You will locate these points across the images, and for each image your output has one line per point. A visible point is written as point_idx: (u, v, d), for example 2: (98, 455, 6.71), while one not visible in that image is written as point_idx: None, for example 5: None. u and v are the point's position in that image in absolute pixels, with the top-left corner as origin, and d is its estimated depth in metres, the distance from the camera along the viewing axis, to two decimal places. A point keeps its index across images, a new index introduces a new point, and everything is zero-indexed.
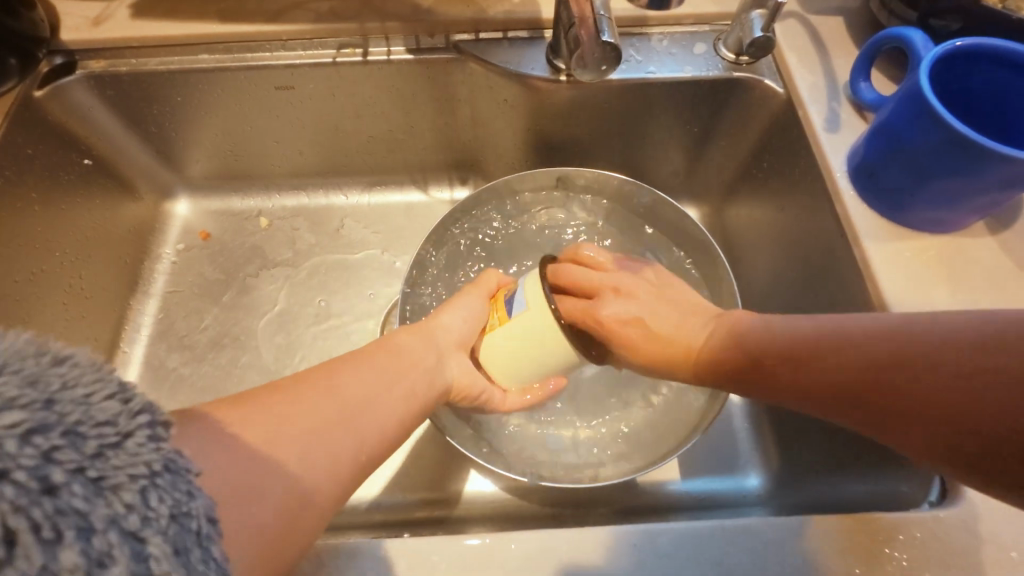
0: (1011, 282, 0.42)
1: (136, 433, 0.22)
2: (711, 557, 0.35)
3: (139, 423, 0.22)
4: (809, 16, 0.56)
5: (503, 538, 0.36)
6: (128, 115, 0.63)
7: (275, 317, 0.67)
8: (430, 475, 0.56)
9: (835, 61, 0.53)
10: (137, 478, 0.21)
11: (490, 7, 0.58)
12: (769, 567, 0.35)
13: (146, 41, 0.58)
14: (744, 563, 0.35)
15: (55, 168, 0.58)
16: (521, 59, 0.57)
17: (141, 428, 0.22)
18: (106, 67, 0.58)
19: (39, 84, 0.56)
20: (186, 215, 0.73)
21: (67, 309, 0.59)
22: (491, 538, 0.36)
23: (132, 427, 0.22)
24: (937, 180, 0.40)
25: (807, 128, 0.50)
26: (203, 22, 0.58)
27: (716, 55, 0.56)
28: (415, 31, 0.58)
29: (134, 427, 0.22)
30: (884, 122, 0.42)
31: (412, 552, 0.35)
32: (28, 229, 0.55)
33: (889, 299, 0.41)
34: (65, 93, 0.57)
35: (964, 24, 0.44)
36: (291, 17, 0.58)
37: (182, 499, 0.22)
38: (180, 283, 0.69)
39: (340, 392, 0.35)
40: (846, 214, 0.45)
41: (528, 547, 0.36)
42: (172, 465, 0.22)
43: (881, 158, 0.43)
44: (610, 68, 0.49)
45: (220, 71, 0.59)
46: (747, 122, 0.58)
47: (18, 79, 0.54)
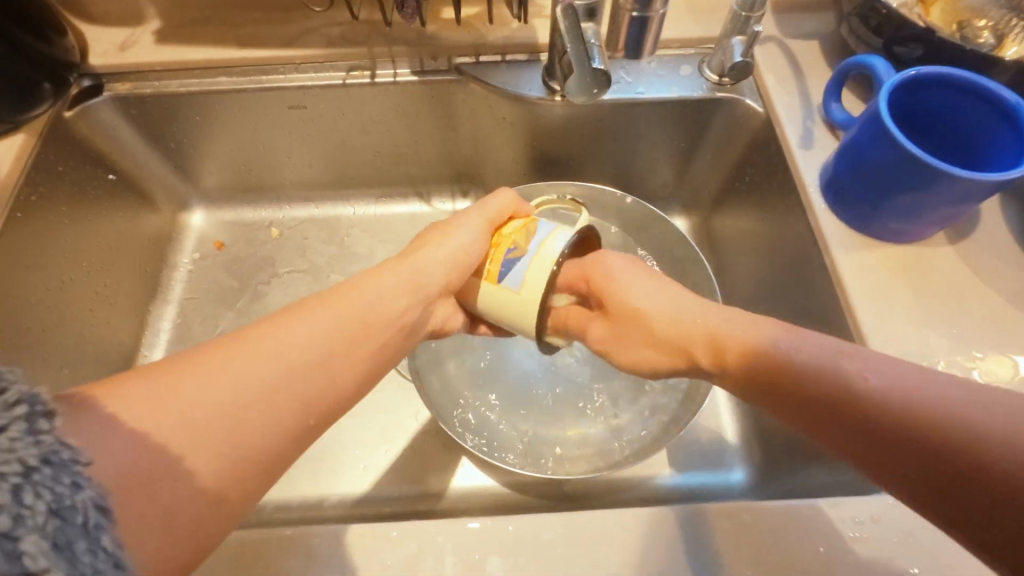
0: (967, 288, 0.45)
1: (10, 428, 0.22)
2: (693, 537, 0.37)
3: (14, 417, 0.22)
4: (788, 40, 0.60)
5: (501, 522, 0.38)
6: (149, 132, 0.66)
7: None
8: (434, 470, 0.60)
9: (811, 83, 0.57)
10: (8, 475, 0.21)
11: (490, 32, 0.62)
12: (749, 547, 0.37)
13: (169, 66, 0.62)
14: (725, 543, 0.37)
15: (83, 183, 0.62)
16: (519, 80, 0.61)
17: (16, 422, 0.22)
18: (131, 88, 0.62)
19: (69, 105, 0.60)
20: (201, 225, 0.77)
21: (94, 315, 0.62)
22: (490, 520, 0.38)
23: (7, 421, 0.22)
24: (897, 195, 0.44)
25: (784, 145, 0.54)
26: (222, 47, 0.62)
27: (701, 76, 0.60)
28: (420, 55, 0.62)
29: (8, 421, 0.22)
30: (849, 141, 0.46)
31: (418, 534, 0.37)
32: (60, 239, 0.58)
33: (856, 304, 0.45)
34: (92, 113, 0.61)
35: (925, 51, 0.48)
36: (305, 42, 0.62)
37: (64, 493, 0.22)
38: (197, 290, 0.73)
39: (271, 354, 0.33)
40: (817, 226, 0.49)
41: (524, 529, 0.38)
42: (52, 458, 0.22)
43: (848, 174, 0.47)
44: (601, 91, 0.52)
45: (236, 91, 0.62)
46: (731, 137, 0.62)
47: (50, 101, 0.58)
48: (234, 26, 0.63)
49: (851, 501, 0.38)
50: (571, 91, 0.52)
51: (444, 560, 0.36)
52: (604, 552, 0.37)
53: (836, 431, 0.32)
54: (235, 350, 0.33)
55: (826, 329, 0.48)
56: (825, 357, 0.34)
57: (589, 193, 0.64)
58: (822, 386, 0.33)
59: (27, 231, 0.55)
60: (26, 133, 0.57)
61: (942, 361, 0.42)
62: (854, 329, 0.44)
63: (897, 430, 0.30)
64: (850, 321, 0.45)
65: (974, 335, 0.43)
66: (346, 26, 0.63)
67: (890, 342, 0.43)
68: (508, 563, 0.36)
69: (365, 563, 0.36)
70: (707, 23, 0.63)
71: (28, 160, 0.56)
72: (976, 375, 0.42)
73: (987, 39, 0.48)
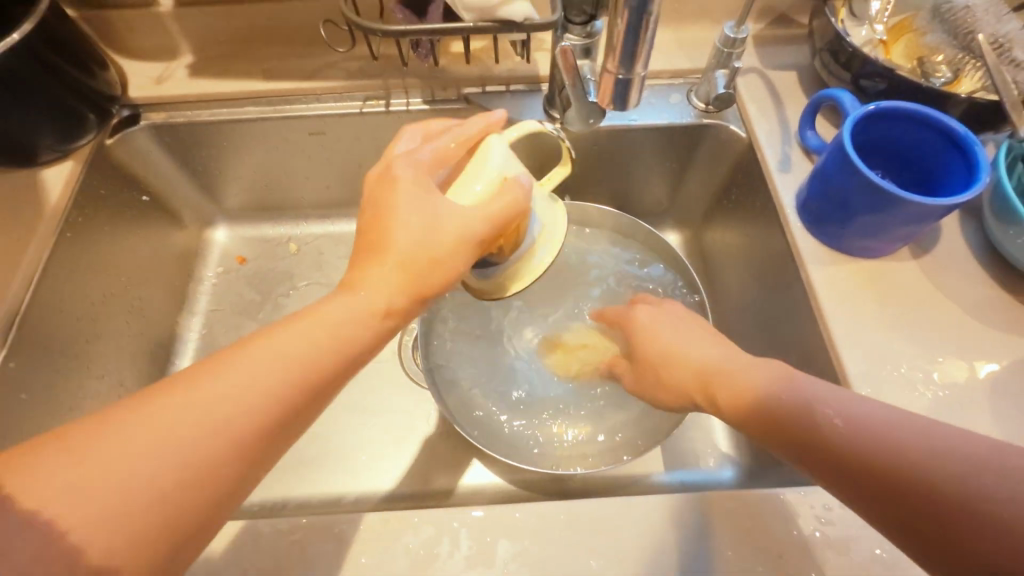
0: (929, 298, 0.50)
1: None
2: (681, 524, 0.41)
3: None
4: (768, 71, 0.65)
5: (510, 509, 0.42)
6: (180, 157, 0.72)
7: None
8: (446, 468, 0.64)
9: (789, 110, 0.62)
10: None
11: (495, 65, 0.68)
12: (732, 533, 0.41)
13: (201, 97, 0.67)
14: (710, 529, 0.41)
15: (121, 204, 0.67)
16: (522, 108, 0.66)
17: None
18: (165, 117, 0.67)
19: (110, 133, 0.65)
20: (223, 241, 0.82)
21: (130, 326, 0.67)
22: (499, 508, 0.42)
23: None
24: (861, 217, 0.49)
25: (765, 168, 0.59)
26: (250, 80, 0.68)
27: (689, 104, 0.66)
28: (431, 86, 0.67)
29: None
30: (821, 175, 0.51)
31: (436, 520, 0.42)
32: (102, 256, 0.64)
33: (829, 314, 0.49)
34: (131, 140, 0.67)
35: (888, 85, 0.53)
36: (326, 75, 0.68)
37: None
38: (221, 302, 0.78)
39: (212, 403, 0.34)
40: (794, 242, 0.54)
41: (530, 516, 0.42)
42: None
43: (819, 197, 0.52)
44: (597, 121, 0.58)
45: (261, 120, 0.68)
46: (718, 160, 0.67)
47: (94, 130, 0.64)
48: (261, 61, 0.69)
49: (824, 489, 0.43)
50: (572, 121, 0.58)
51: (460, 538, 0.41)
52: (598, 537, 0.41)
53: (829, 474, 0.34)
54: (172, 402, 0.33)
55: (804, 336, 0.53)
56: (814, 407, 0.36)
57: (585, 210, 0.70)
58: (812, 432, 0.35)
59: (75, 249, 0.60)
60: (74, 161, 0.62)
61: (906, 365, 0.47)
62: (827, 336, 0.49)
63: (896, 469, 0.32)
64: (822, 329, 0.50)
65: (936, 341, 0.48)
66: (364, 60, 0.69)
67: (859, 348, 0.48)
68: (516, 545, 0.41)
69: (389, 545, 0.41)
70: (693, 55, 0.68)
71: (75, 185, 0.61)
72: (936, 377, 0.46)
73: (944, 72, 0.55)
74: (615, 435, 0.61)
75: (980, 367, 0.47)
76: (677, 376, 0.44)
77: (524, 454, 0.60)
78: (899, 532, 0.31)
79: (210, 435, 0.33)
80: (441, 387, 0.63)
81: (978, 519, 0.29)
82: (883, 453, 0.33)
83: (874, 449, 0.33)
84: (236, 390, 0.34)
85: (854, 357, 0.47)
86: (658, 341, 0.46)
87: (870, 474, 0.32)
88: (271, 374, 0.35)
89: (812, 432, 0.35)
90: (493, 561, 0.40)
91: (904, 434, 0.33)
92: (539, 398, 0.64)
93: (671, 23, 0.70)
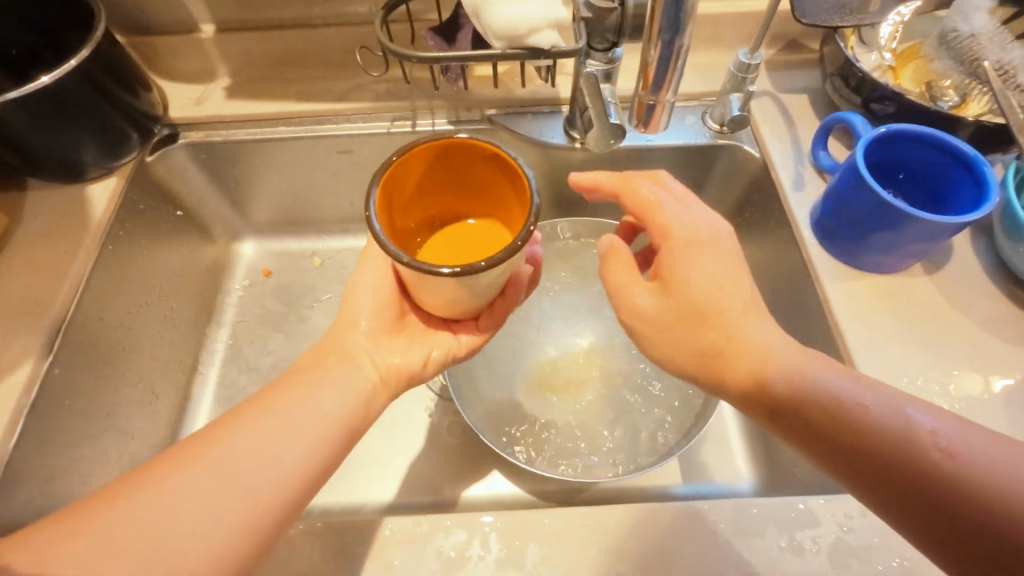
0: (942, 312, 0.52)
1: None
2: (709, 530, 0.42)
3: None
4: (781, 94, 0.68)
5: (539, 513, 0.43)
6: (214, 174, 0.75)
7: None
8: (467, 477, 0.65)
9: (801, 132, 0.65)
10: None
11: (517, 87, 0.71)
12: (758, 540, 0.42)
13: (237, 117, 0.71)
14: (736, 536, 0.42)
15: (158, 218, 0.70)
16: (543, 129, 0.69)
17: None
18: (203, 136, 0.71)
19: (151, 151, 0.69)
20: (250, 255, 0.84)
21: (163, 336, 0.69)
22: (528, 512, 0.43)
23: None
24: (875, 234, 0.51)
25: (779, 187, 0.62)
26: (284, 101, 0.71)
27: (704, 125, 0.68)
28: (456, 107, 0.71)
29: None
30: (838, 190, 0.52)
31: (468, 527, 0.43)
32: (140, 268, 0.66)
33: (845, 328, 0.51)
34: (169, 158, 0.70)
35: (896, 109, 0.56)
36: (356, 97, 0.71)
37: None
38: (247, 314, 0.79)
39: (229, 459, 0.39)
40: (809, 258, 0.56)
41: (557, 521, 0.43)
42: None
43: (833, 214, 0.54)
44: (617, 142, 0.57)
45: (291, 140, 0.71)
46: (733, 179, 0.69)
47: (137, 149, 0.67)
48: (295, 83, 0.73)
49: (847, 498, 0.43)
50: (592, 142, 0.57)
51: (491, 542, 0.42)
52: (626, 543, 0.42)
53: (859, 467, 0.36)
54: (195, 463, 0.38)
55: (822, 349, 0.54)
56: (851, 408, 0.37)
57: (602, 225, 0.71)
58: (849, 430, 0.36)
59: (116, 260, 0.63)
60: (117, 177, 0.65)
61: (922, 378, 0.48)
62: (844, 349, 0.50)
63: (926, 474, 0.34)
64: (839, 342, 0.51)
65: (951, 355, 0.49)
66: (392, 83, 0.72)
67: (876, 361, 0.49)
68: (546, 550, 0.42)
69: (423, 548, 0.42)
70: (708, 79, 0.71)
71: (118, 200, 0.64)
72: (953, 389, 0.47)
73: (951, 97, 0.59)
74: (639, 439, 0.63)
75: (994, 381, 0.48)
76: (719, 343, 0.41)
77: (548, 462, 0.62)
78: (916, 525, 0.34)
79: (231, 484, 0.38)
80: (460, 396, 0.65)
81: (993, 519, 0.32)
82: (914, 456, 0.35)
83: (908, 452, 0.35)
84: (248, 445, 0.40)
85: (871, 370, 0.49)
86: (692, 267, 0.42)
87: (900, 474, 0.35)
88: (279, 430, 0.41)
89: (848, 427, 0.36)
90: (523, 564, 0.41)
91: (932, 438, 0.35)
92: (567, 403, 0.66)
93: None
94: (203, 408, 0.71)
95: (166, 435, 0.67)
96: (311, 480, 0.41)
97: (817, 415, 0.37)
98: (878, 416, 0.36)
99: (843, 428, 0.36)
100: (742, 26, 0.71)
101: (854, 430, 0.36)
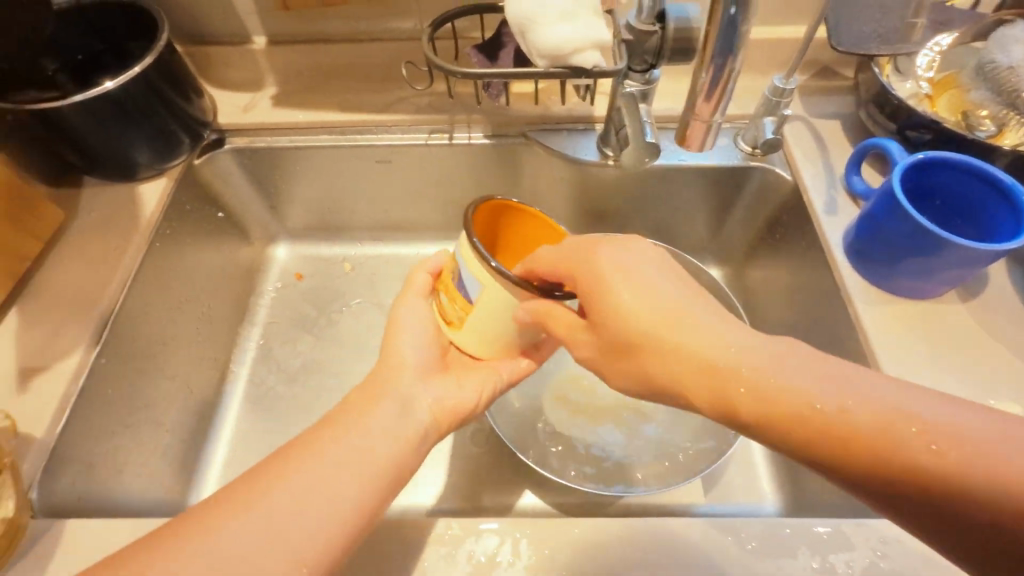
0: (977, 341, 0.52)
1: None
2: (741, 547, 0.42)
3: None
4: (813, 118, 0.69)
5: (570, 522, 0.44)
6: (257, 178, 0.77)
7: (351, 350, 0.78)
8: (490, 486, 0.65)
9: (834, 156, 0.66)
10: None
11: (553, 104, 0.72)
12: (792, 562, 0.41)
13: (282, 125, 0.74)
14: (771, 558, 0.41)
15: (201, 219, 0.72)
16: (577, 146, 0.70)
17: None
18: (248, 142, 0.73)
19: (198, 154, 0.71)
20: (283, 258, 0.86)
21: (199, 333, 0.71)
22: (559, 520, 0.44)
23: None
24: (909, 259, 0.51)
25: (811, 210, 0.62)
26: (327, 111, 0.74)
27: (736, 147, 0.69)
28: (492, 121, 0.73)
29: None
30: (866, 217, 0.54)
31: (497, 532, 0.43)
32: (181, 266, 0.68)
33: (878, 351, 0.51)
34: (216, 162, 0.73)
35: (933, 136, 0.56)
36: (397, 108, 0.74)
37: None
38: (279, 315, 0.81)
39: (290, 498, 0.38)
40: (841, 281, 0.56)
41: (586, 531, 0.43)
42: None
43: (865, 237, 0.54)
44: (651, 160, 0.59)
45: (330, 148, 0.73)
46: (764, 200, 0.70)
47: (186, 152, 0.70)
48: (338, 94, 0.75)
49: (881, 524, 0.43)
50: (628, 162, 0.60)
51: (521, 548, 0.42)
52: (656, 556, 0.42)
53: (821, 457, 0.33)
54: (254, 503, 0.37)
55: None
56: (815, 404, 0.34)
57: None
58: (818, 430, 0.33)
59: (162, 258, 0.65)
60: (166, 177, 0.68)
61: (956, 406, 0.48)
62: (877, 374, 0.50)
63: (906, 466, 0.31)
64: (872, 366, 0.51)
65: (988, 384, 0.49)
66: (432, 96, 0.74)
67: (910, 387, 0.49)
68: (575, 560, 0.42)
69: (453, 551, 0.42)
70: (741, 102, 0.72)
71: (165, 201, 0.67)
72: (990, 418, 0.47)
73: (989, 126, 0.59)
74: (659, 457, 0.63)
75: None
76: (664, 371, 0.39)
77: (570, 474, 0.62)
78: (910, 517, 0.32)
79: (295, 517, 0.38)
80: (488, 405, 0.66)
81: (968, 491, 0.30)
82: (871, 431, 0.32)
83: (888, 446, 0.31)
84: (306, 481, 0.39)
85: None
86: (606, 303, 0.40)
87: (859, 453, 0.32)
88: (336, 470, 0.41)
89: (818, 427, 0.33)
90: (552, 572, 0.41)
91: (885, 410, 0.32)
92: (590, 419, 0.66)
93: None
94: (234, 406, 0.73)
95: (196, 429, 0.68)
96: (348, 477, 0.42)
97: (786, 421, 0.34)
98: (831, 396, 0.34)
99: (817, 429, 0.33)
100: (772, 52, 0.72)
101: (823, 428, 0.33)
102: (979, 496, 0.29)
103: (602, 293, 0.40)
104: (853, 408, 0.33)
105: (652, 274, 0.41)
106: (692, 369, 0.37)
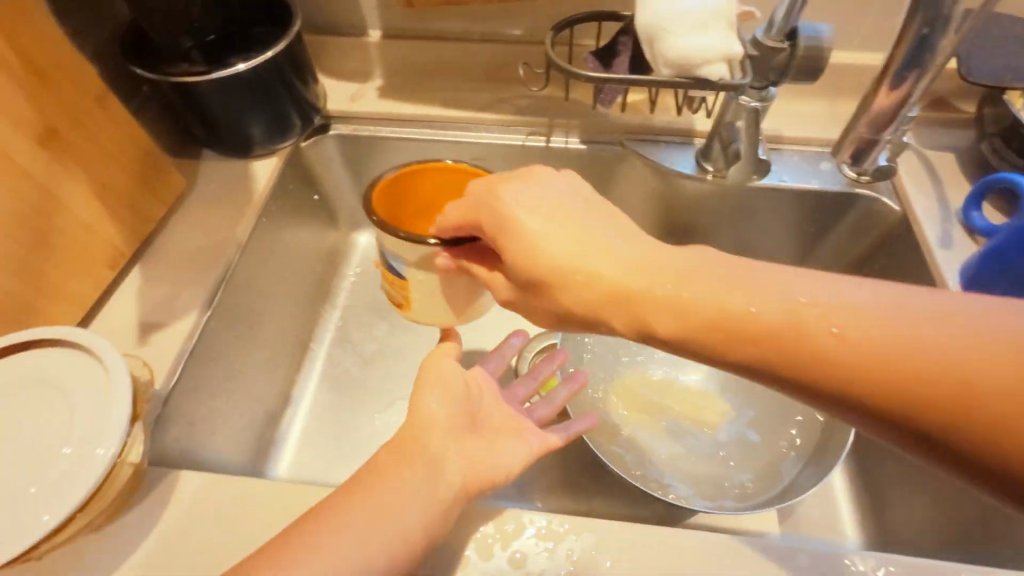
0: None
1: None
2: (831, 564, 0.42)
3: None
4: (927, 150, 0.68)
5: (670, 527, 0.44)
6: (352, 166, 0.79)
7: (426, 342, 0.78)
8: (565, 495, 0.63)
9: (948, 189, 0.64)
10: None
11: (653, 116, 0.73)
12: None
13: (386, 117, 0.75)
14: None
15: (300, 200, 0.75)
16: (674, 157, 0.70)
17: None
18: (352, 130, 0.75)
19: (307, 136, 0.74)
20: (366, 245, 0.86)
21: (291, 311, 0.72)
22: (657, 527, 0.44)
23: None
24: None
25: (923, 243, 0.60)
26: (430, 106, 0.75)
27: (840, 173, 0.67)
28: (591, 128, 0.73)
29: None
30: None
31: (597, 533, 0.43)
32: (279, 244, 0.70)
33: None
34: (321, 146, 0.75)
35: None
36: (497, 108, 0.75)
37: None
38: (356, 301, 0.81)
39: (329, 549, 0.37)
40: None
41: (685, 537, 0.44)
42: None
43: (991, 273, 0.52)
44: (756, 177, 0.67)
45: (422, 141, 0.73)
46: (869, 229, 0.68)
47: (297, 134, 0.72)
48: (440, 91, 0.77)
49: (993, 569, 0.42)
50: (731, 179, 0.67)
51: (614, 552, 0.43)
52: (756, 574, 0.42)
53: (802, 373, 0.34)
54: (304, 542, 0.37)
55: None
56: (793, 332, 0.34)
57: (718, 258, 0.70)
58: (799, 358, 0.33)
59: (267, 235, 0.67)
60: (277, 157, 0.71)
61: None
62: None
63: (888, 378, 0.31)
64: None
65: None
66: (532, 99, 0.75)
67: None
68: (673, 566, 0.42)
69: (553, 547, 0.42)
70: None
71: (273, 180, 0.69)
72: None
73: None
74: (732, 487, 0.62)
75: None
76: (632, 318, 0.38)
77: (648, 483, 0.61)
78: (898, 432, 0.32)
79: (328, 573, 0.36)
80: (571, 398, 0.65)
81: (957, 415, 0.29)
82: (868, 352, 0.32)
83: (872, 363, 0.32)
84: (335, 538, 0.38)
85: None
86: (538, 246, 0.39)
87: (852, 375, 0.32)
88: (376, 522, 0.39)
89: (795, 357, 0.34)
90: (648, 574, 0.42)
91: (892, 342, 0.32)
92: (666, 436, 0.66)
93: (826, 97, 0.73)
94: (310, 385, 0.73)
95: (275, 405, 0.69)
96: (440, 475, 0.41)
97: (765, 355, 0.34)
98: (825, 321, 0.33)
99: (800, 360, 0.33)
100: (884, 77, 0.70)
101: (804, 357, 0.33)
102: (954, 407, 0.30)
103: (510, 234, 0.40)
104: (828, 332, 0.33)
105: (612, 217, 0.41)
106: (672, 313, 0.37)
